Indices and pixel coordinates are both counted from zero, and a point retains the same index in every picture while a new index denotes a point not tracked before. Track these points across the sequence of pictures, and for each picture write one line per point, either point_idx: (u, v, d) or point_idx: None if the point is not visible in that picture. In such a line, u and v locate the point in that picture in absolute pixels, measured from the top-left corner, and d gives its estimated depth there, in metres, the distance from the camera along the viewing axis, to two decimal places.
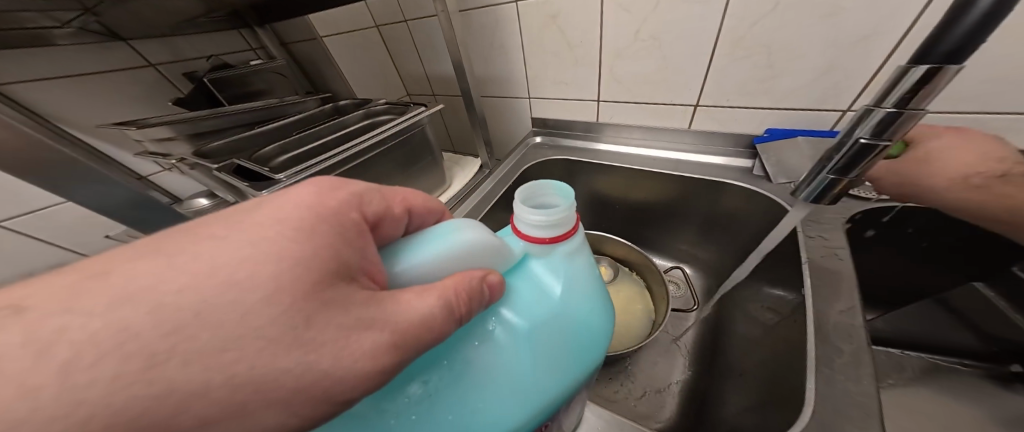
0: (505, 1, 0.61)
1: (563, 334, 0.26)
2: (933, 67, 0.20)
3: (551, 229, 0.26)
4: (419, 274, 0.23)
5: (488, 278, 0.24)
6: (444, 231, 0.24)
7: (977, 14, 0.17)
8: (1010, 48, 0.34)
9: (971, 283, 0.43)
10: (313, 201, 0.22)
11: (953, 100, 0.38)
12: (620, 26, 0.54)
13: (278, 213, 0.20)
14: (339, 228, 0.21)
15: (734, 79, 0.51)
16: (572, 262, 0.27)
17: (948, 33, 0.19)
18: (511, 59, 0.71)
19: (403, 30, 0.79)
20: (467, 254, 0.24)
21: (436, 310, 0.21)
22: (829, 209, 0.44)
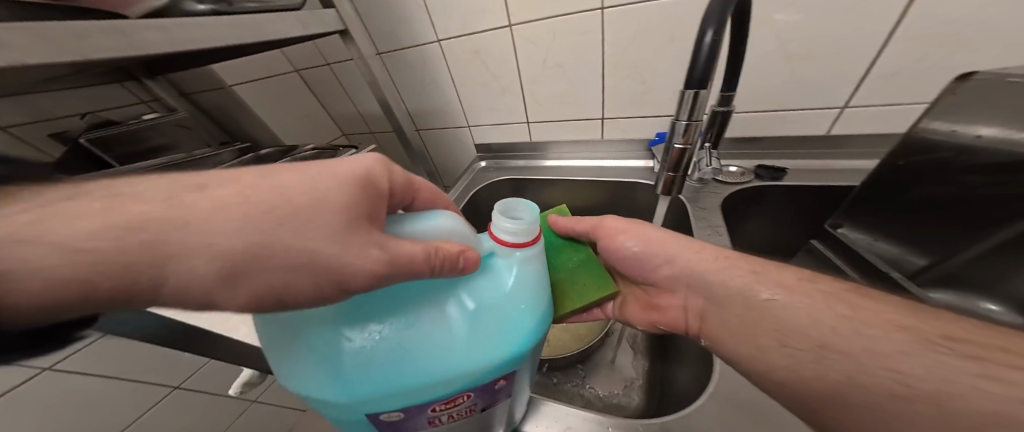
0: (427, 42, 0.66)
1: (506, 323, 0.27)
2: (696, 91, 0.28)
3: (517, 235, 0.29)
4: (419, 232, 0.26)
5: (466, 254, 0.26)
6: (452, 217, 0.28)
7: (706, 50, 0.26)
8: (787, 62, 0.47)
9: (810, 242, 0.52)
10: (342, 168, 0.25)
11: (769, 101, 0.51)
12: (533, 58, 0.62)
13: (335, 167, 0.25)
14: (357, 192, 0.24)
15: (624, 96, 0.61)
16: (526, 269, 0.30)
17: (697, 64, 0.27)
18: (442, 93, 0.75)
19: (327, 72, 0.81)
20: (456, 227, 0.28)
21: (420, 254, 0.23)
22: (711, 194, 0.54)
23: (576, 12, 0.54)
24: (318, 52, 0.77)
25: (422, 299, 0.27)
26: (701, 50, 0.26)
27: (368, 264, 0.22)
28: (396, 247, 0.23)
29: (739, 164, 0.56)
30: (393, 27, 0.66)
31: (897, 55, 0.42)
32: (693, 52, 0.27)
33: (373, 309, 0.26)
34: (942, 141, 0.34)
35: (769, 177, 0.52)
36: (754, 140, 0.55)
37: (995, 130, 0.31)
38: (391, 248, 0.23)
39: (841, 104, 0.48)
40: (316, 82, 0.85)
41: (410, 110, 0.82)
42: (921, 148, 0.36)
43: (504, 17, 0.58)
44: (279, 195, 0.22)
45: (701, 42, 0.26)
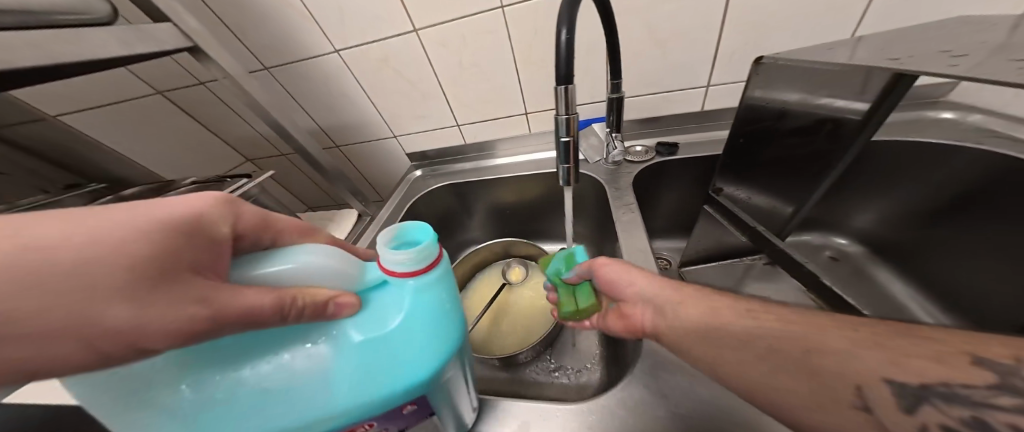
0: (325, 52, 0.61)
1: (392, 365, 0.25)
2: (564, 84, 0.30)
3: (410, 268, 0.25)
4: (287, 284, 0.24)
5: (340, 299, 0.25)
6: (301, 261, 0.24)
7: (563, 44, 0.28)
8: (660, 50, 0.53)
9: (704, 209, 0.57)
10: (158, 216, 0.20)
11: (654, 86, 0.58)
12: (446, 60, 0.60)
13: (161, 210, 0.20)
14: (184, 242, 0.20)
15: (539, 90, 0.64)
16: (419, 299, 0.25)
17: (560, 62, 0.29)
18: (358, 104, 0.70)
19: (204, 92, 0.72)
20: (329, 264, 0.25)
21: (268, 305, 0.21)
22: (625, 175, 0.60)
23: (475, 13, 0.54)
24: (183, 70, 0.68)
25: (290, 340, 0.25)
26: (561, 46, 0.29)
27: (177, 329, 0.19)
28: (240, 300, 0.20)
29: (644, 142, 0.63)
30: (286, 39, 0.60)
31: (743, 38, 0.50)
32: (555, 48, 0.29)
33: (236, 355, 0.23)
34: (766, 109, 0.43)
35: (666, 153, 0.60)
36: (652, 120, 0.63)
37: (802, 95, 0.39)
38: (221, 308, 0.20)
39: (705, 84, 0.57)
40: (193, 105, 0.75)
41: (320, 125, 0.77)
42: (753, 113, 0.44)
43: (407, 22, 0.55)
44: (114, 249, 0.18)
45: (559, 39, 0.29)
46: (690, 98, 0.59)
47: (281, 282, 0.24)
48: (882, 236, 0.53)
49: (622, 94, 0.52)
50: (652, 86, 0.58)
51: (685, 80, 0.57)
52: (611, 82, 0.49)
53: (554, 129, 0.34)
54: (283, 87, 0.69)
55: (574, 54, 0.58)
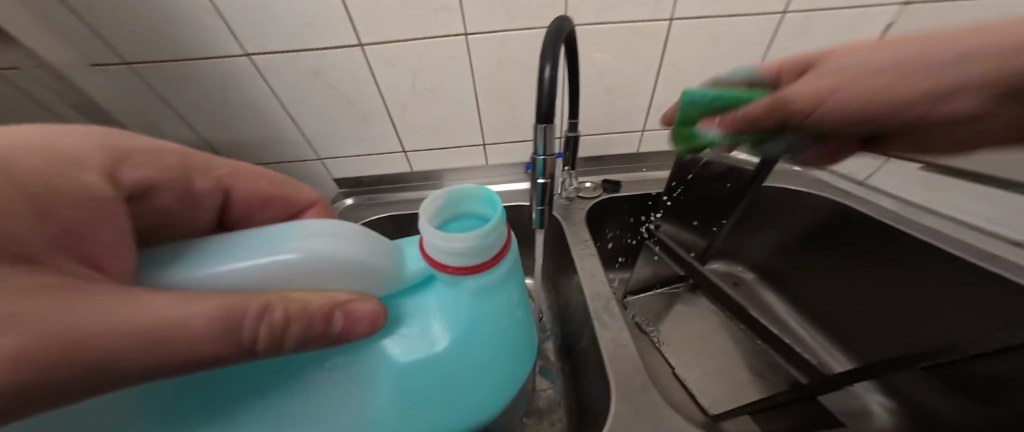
0: (228, 52, 0.47)
1: (448, 372, 0.27)
2: (543, 125, 0.26)
3: (460, 258, 0.22)
4: (245, 275, 0.21)
5: (340, 309, 0.23)
6: (274, 235, 0.22)
7: (548, 84, 0.25)
8: (607, 97, 0.59)
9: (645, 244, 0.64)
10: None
11: (603, 127, 0.64)
12: (395, 81, 0.53)
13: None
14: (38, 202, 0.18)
15: (498, 122, 0.63)
16: (476, 308, 0.26)
17: (541, 100, 0.26)
18: (272, 118, 0.56)
19: None
20: (319, 249, 0.22)
21: (202, 323, 0.18)
22: (580, 210, 0.62)
23: (436, 37, 0.49)
24: None
25: (327, 361, 0.25)
26: (544, 81, 0.25)
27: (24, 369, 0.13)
28: (157, 316, 0.17)
29: (593, 179, 0.69)
30: (165, 26, 0.44)
31: (670, 94, 0.60)
32: (538, 86, 0.25)
33: (284, 370, 0.25)
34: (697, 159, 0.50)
35: (611, 189, 0.65)
36: (599, 158, 0.69)
37: (716, 150, 0.48)
38: (78, 318, 0.15)
39: (642, 130, 0.65)
40: None
41: (207, 139, 0.59)
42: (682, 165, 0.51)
43: (351, 34, 0.47)
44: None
45: (542, 76, 0.25)
46: (629, 141, 0.67)
47: (247, 271, 0.21)
48: (767, 264, 0.64)
49: (578, 134, 0.55)
50: (599, 127, 0.64)
51: (626, 125, 0.64)
52: (571, 121, 0.52)
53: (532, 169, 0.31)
54: (152, 89, 0.51)
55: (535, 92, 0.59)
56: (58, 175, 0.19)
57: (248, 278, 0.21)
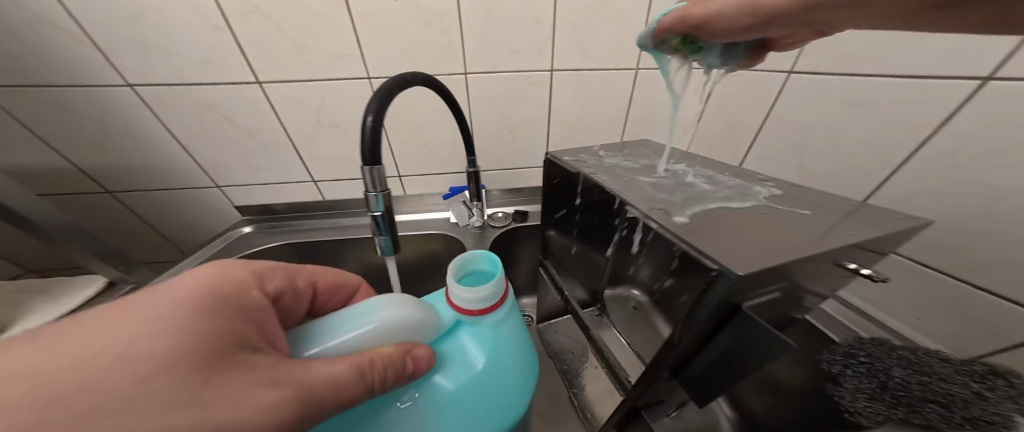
0: (105, 81, 0.46)
1: (484, 396, 0.30)
2: (368, 164, 0.30)
3: (481, 302, 0.30)
4: (361, 345, 0.26)
5: (415, 351, 0.27)
6: (367, 308, 0.27)
7: (367, 131, 0.29)
8: (510, 137, 0.67)
9: (539, 271, 0.68)
10: (199, 292, 0.22)
11: (511, 163, 0.71)
12: (296, 115, 0.55)
13: (192, 283, 0.22)
14: (240, 310, 0.23)
15: (412, 157, 0.67)
16: (498, 330, 0.32)
17: (363, 144, 0.30)
18: (161, 145, 0.55)
19: None
20: (405, 314, 0.27)
21: (346, 373, 0.23)
22: (487, 238, 0.67)
23: (337, 77, 0.52)
24: None
25: (386, 402, 0.27)
26: (366, 131, 0.30)
27: (266, 416, 0.20)
28: (323, 373, 0.22)
29: (505, 209, 0.74)
30: (33, 55, 0.43)
31: (564, 135, 0.68)
32: (360, 132, 0.29)
33: (353, 420, 0.26)
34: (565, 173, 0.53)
35: (520, 219, 0.70)
36: (511, 191, 0.76)
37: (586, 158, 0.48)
38: (293, 380, 0.21)
39: None
40: None
41: (78, 165, 0.55)
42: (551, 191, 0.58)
43: (248, 72, 0.49)
44: (192, 334, 0.20)
45: (363, 125, 0.30)
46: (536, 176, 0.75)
47: (363, 342, 0.26)
48: None
49: (478, 169, 0.60)
50: (508, 163, 0.71)
51: (531, 162, 0.72)
52: (468, 158, 0.58)
53: (365, 203, 0.33)
54: (10, 114, 0.48)
55: (445, 131, 0.64)
56: (228, 291, 0.23)
57: (365, 345, 0.26)
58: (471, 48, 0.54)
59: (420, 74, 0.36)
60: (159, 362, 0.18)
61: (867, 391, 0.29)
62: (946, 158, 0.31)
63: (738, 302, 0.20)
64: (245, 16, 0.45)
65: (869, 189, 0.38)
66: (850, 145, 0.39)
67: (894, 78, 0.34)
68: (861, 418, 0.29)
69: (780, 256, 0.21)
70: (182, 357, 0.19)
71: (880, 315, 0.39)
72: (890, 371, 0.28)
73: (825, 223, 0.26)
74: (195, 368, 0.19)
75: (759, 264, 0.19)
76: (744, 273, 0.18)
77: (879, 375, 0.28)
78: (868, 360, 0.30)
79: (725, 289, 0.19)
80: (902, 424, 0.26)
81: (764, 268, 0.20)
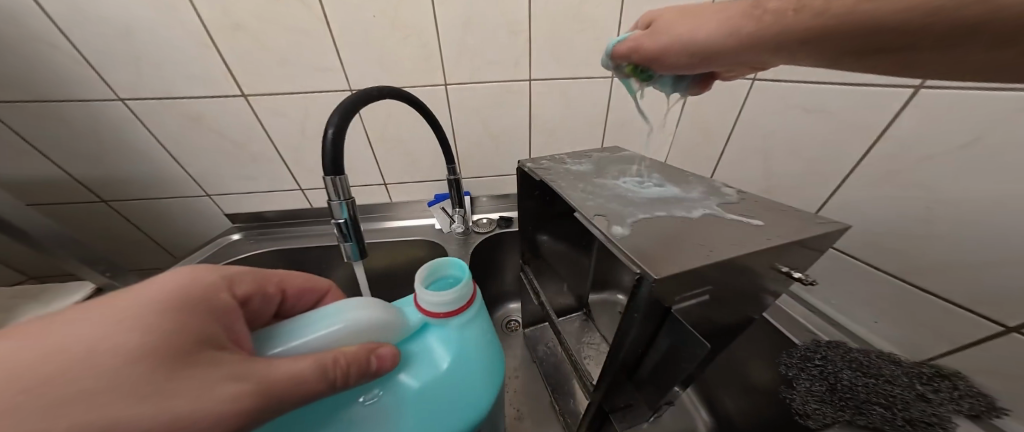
0: (98, 96, 0.49)
1: (449, 397, 0.29)
2: (331, 174, 0.33)
3: (447, 305, 0.29)
4: (328, 345, 0.25)
5: (382, 351, 0.27)
6: (335, 310, 0.26)
7: (330, 143, 0.32)
8: (492, 145, 0.68)
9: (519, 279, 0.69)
10: (171, 291, 0.21)
11: (494, 171, 0.72)
12: (283, 127, 0.57)
13: (165, 283, 0.21)
14: (207, 309, 0.22)
15: (397, 165, 0.69)
16: (465, 330, 0.31)
17: (325, 155, 0.32)
18: (153, 156, 0.57)
19: None
20: (375, 317, 0.27)
21: (309, 370, 0.22)
22: (470, 244, 0.68)
23: (320, 90, 0.54)
24: None
25: (347, 403, 0.26)
26: (328, 142, 0.32)
27: (232, 408, 0.19)
28: (284, 370, 0.22)
29: (490, 215, 0.75)
30: (32, 74, 0.46)
31: (544, 142, 0.69)
32: (322, 144, 0.32)
33: (313, 422, 0.25)
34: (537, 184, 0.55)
35: (504, 225, 0.71)
36: (496, 197, 0.77)
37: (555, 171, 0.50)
38: (257, 376, 0.20)
39: None
40: None
41: (75, 176, 0.58)
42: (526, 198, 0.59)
43: (235, 86, 0.51)
44: (157, 330, 0.19)
45: (325, 138, 0.32)
46: None
47: (330, 342, 0.25)
48: None
49: (459, 176, 0.62)
50: (491, 170, 0.73)
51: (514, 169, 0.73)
52: (449, 166, 0.59)
53: (330, 210, 0.35)
54: (11, 128, 0.50)
55: (429, 140, 0.66)
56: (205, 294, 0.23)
57: (332, 345, 0.25)
58: (450, 60, 0.56)
59: (385, 89, 0.39)
60: (129, 359, 0.18)
61: (817, 394, 0.29)
62: (894, 161, 0.32)
63: (665, 302, 0.21)
64: (229, 33, 0.47)
65: (828, 194, 0.39)
66: (806, 153, 0.41)
67: (838, 86, 0.36)
68: (807, 418, 0.30)
69: (703, 259, 0.21)
70: (151, 351, 0.18)
71: (840, 318, 0.40)
72: (839, 373, 0.29)
73: (769, 231, 0.25)
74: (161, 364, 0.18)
75: (676, 263, 0.20)
76: (660, 277, 0.19)
77: (828, 379, 0.29)
78: (821, 363, 0.30)
79: (646, 291, 0.20)
80: (847, 425, 0.27)
81: (681, 265, 0.21)
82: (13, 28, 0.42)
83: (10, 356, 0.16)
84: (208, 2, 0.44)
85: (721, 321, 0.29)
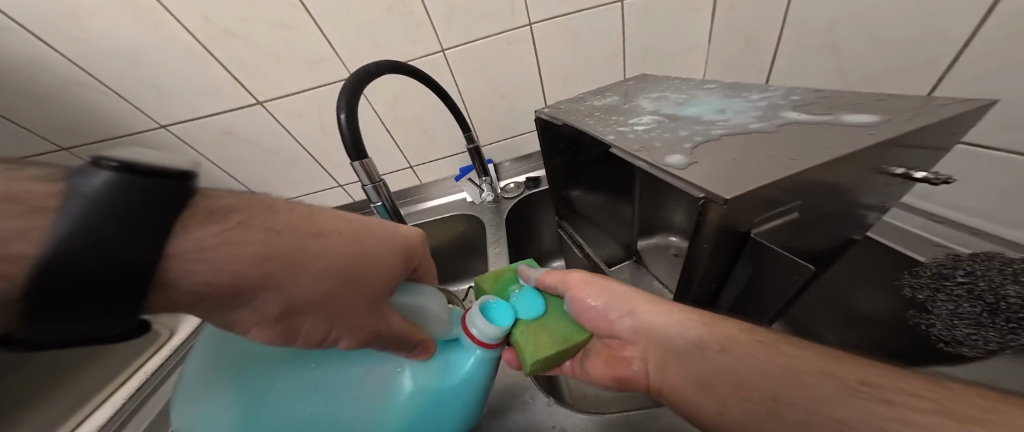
0: (148, 127, 0.54)
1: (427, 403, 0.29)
2: (355, 158, 0.32)
3: (491, 339, 0.29)
4: (408, 312, 0.29)
5: (426, 346, 0.29)
6: (421, 292, 0.30)
7: (345, 127, 0.31)
8: (506, 105, 0.63)
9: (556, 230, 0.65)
10: (406, 244, 0.28)
11: (513, 130, 0.68)
12: (304, 128, 0.58)
13: (407, 237, 0.28)
14: (407, 263, 0.28)
15: (418, 145, 0.68)
16: (482, 365, 0.30)
17: (346, 141, 0.32)
18: (209, 177, 0.63)
19: None
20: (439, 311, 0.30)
21: (404, 332, 0.26)
22: (503, 211, 0.67)
23: (326, 81, 0.53)
24: None
25: (374, 362, 0.29)
26: (343, 128, 0.31)
27: (369, 331, 0.24)
28: (396, 324, 0.25)
29: (517, 179, 0.73)
30: (96, 120, 0.52)
31: (560, 90, 0.62)
32: (338, 130, 0.31)
33: (332, 359, 0.30)
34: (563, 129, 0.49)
35: (532, 186, 0.69)
36: (520, 159, 0.74)
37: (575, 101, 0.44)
38: (390, 321, 0.25)
39: None
40: None
41: None
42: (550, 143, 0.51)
43: (248, 95, 0.53)
44: (386, 273, 0.25)
45: (340, 123, 0.31)
46: None
47: (412, 312, 0.29)
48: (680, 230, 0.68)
49: (478, 143, 0.59)
50: (511, 131, 0.69)
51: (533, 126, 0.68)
52: (465, 134, 0.56)
53: (365, 195, 0.36)
54: None
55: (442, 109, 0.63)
56: (413, 258, 0.29)
57: (413, 313, 0.29)
58: (440, 20, 0.51)
59: (383, 62, 0.36)
60: (373, 280, 0.24)
61: (967, 316, 0.28)
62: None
63: (741, 229, 0.18)
64: (221, 41, 0.47)
65: (933, 82, 0.31)
66: (903, 30, 0.32)
67: None
68: (962, 345, 0.28)
69: (781, 172, 0.17)
70: (383, 278, 0.25)
71: (985, 225, 0.32)
72: (1002, 290, 0.26)
73: (880, 128, 0.19)
74: (378, 288, 0.24)
75: (748, 180, 0.17)
76: (729, 198, 0.16)
77: (986, 299, 0.27)
78: (968, 280, 0.28)
79: (716, 216, 0.17)
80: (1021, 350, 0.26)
81: (751, 178, 0.17)
82: (45, 74, 0.46)
83: (340, 241, 0.23)
84: (187, 10, 0.44)
85: (811, 247, 0.25)
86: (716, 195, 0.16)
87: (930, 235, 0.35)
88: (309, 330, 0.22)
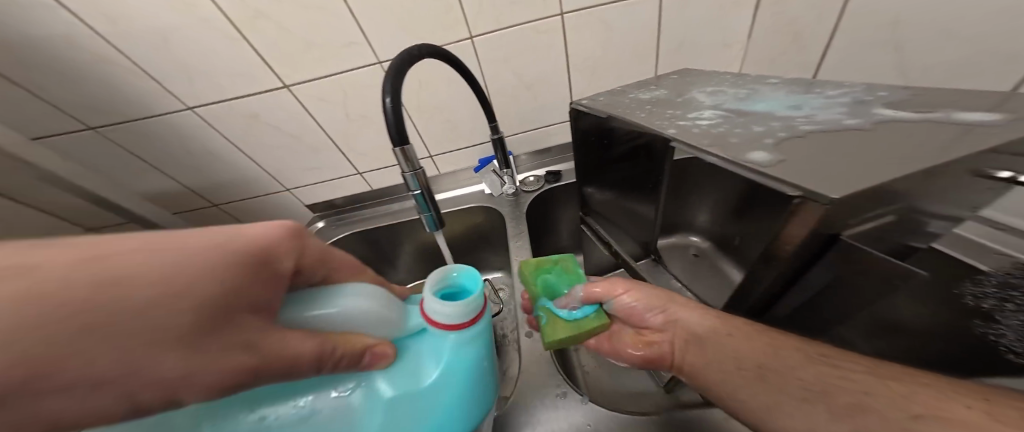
0: (174, 108, 0.53)
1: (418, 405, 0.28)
2: (398, 144, 0.32)
3: (452, 321, 0.26)
4: (324, 322, 0.25)
5: (375, 350, 0.26)
6: (340, 294, 0.26)
7: (390, 112, 0.31)
8: (531, 96, 0.62)
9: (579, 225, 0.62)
10: (251, 255, 0.22)
11: (536, 123, 0.67)
12: (328, 114, 0.58)
13: (248, 246, 0.22)
14: (264, 280, 0.22)
15: (439, 134, 0.67)
16: (458, 352, 0.28)
17: (390, 126, 0.31)
18: (231, 160, 0.63)
19: None
20: (370, 313, 0.26)
21: (311, 355, 0.22)
22: (523, 204, 0.67)
23: (352, 67, 0.52)
24: None
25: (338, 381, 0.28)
26: (388, 112, 0.31)
27: (240, 369, 0.19)
28: (291, 348, 0.21)
29: (536, 173, 0.72)
30: (124, 99, 0.51)
31: (587, 82, 0.61)
32: (383, 115, 0.31)
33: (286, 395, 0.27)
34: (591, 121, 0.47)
35: (553, 180, 0.68)
36: (541, 152, 0.73)
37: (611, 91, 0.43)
38: (270, 348, 0.21)
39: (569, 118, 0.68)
40: None
41: (186, 186, 0.67)
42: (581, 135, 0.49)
43: (274, 78, 0.52)
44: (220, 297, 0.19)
45: (385, 108, 0.31)
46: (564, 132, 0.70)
47: (330, 323, 0.25)
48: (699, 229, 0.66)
49: (502, 134, 0.58)
50: (534, 123, 0.67)
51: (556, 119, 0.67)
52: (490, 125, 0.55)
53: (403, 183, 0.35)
54: (120, 147, 0.58)
55: (466, 98, 0.62)
56: (269, 276, 0.22)
57: (334, 324, 0.25)
58: (471, 6, 0.49)
59: (424, 46, 0.35)
60: (200, 308, 0.18)
61: None
62: None
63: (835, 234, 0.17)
64: (251, 22, 0.46)
65: None
66: None
67: None
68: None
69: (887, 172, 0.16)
70: (216, 307, 0.19)
71: None
72: None
73: (978, 130, 0.18)
74: (212, 320, 0.19)
75: (858, 178, 0.15)
76: (836, 197, 0.14)
77: None
78: None
79: (817, 216, 0.16)
80: None
81: (856, 176, 0.16)
82: (76, 51, 0.46)
83: (113, 267, 0.17)
84: None
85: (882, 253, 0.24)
86: (818, 195, 0.15)
87: (989, 243, 0.38)
88: (148, 383, 0.17)
